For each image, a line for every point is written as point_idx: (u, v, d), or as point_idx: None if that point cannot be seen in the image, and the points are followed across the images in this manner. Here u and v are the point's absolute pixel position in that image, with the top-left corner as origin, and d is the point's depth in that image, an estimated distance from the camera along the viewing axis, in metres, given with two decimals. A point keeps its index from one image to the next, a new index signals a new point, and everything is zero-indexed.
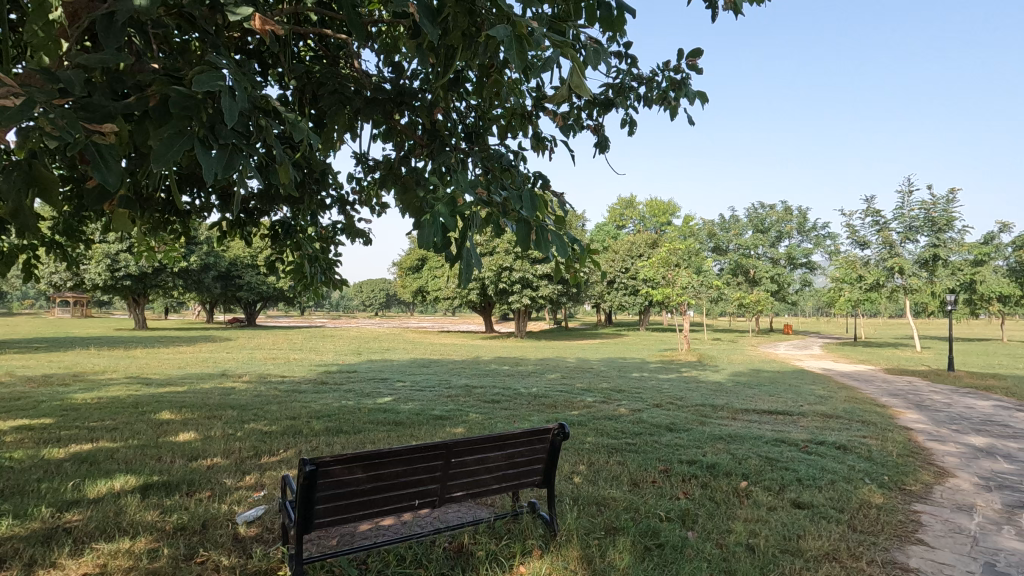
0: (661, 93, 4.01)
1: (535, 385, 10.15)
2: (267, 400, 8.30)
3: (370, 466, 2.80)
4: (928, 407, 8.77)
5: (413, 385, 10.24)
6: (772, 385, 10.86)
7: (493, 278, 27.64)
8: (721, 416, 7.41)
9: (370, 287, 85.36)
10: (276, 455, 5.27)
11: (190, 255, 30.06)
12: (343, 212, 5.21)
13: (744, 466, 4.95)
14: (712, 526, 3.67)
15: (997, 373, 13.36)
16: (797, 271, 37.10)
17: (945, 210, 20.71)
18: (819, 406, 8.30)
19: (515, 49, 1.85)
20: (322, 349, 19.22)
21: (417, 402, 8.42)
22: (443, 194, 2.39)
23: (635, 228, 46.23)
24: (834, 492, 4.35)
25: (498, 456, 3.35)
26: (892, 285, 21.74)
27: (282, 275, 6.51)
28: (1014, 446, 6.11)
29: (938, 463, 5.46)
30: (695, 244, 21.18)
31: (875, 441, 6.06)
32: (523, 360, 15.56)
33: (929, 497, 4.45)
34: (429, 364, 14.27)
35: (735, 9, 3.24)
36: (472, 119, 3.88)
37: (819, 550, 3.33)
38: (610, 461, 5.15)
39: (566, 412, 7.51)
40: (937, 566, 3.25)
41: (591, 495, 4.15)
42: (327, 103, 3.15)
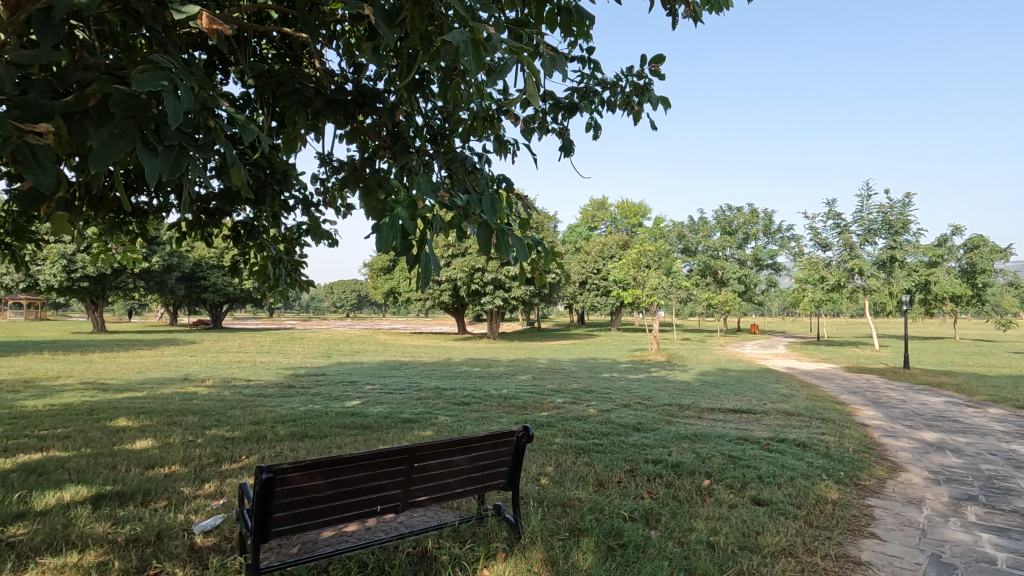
0: (625, 97, 4.06)
1: (505, 387, 10.14)
2: (230, 404, 8.10)
3: (330, 472, 2.76)
4: (884, 404, 9.08)
5: (383, 388, 10.12)
6: (736, 384, 11.11)
7: (465, 280, 27.58)
8: (687, 415, 7.53)
9: (341, 289, 84.26)
10: (238, 462, 5.15)
11: (151, 256, 29.11)
12: (307, 214, 5.12)
13: (707, 465, 5.05)
14: (674, 524, 3.74)
15: (949, 370, 13.89)
16: (763, 272, 38.00)
17: (901, 213, 21.48)
18: (781, 404, 8.51)
19: (472, 54, 1.87)
20: (290, 352, 18.86)
21: (386, 405, 8.33)
22: (403, 196, 2.37)
23: (607, 229, 46.72)
24: (793, 488, 4.47)
25: (462, 460, 3.34)
26: (852, 286, 22.43)
27: (246, 276, 6.35)
28: (962, 441, 6.39)
29: (891, 458, 5.66)
30: (664, 246, 21.48)
31: (833, 438, 6.25)
32: (495, 362, 15.54)
33: (882, 492, 4.61)
34: (400, 367, 14.13)
35: (695, 17, 3.29)
36: (437, 122, 3.88)
37: (775, 546, 3.42)
38: (578, 461, 5.19)
39: (535, 413, 7.53)
40: (886, 558, 3.37)
41: (557, 496, 4.18)
42: (287, 103, 3.10)
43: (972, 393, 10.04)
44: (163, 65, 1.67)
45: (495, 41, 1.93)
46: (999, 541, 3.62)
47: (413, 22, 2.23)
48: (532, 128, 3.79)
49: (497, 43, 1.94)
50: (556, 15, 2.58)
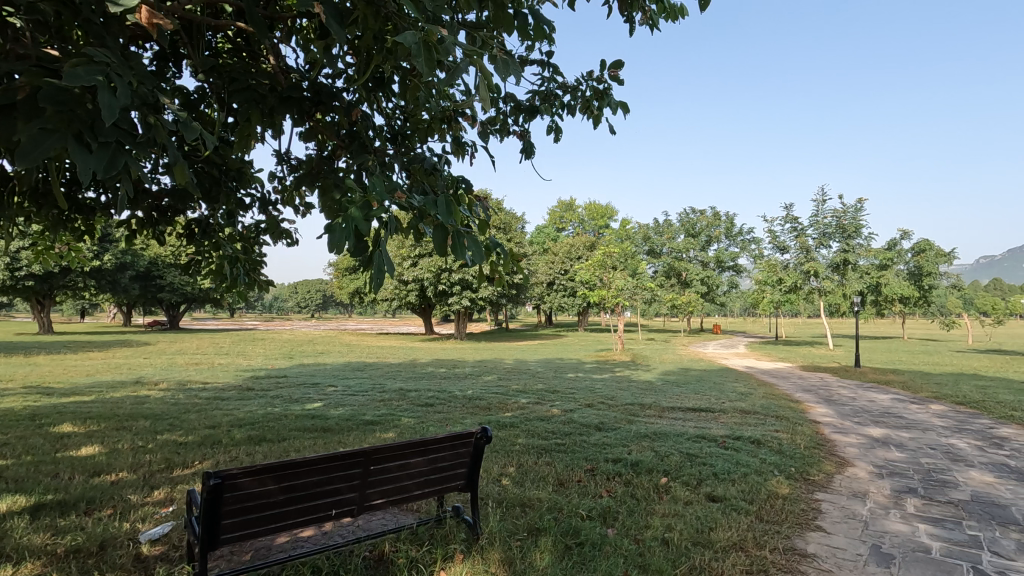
0: (585, 102, 4.12)
1: (470, 388, 10.12)
2: (185, 408, 7.85)
3: (282, 477, 2.71)
4: (835, 402, 9.45)
5: (345, 390, 9.96)
6: (697, 383, 11.37)
7: (432, 280, 27.41)
8: (648, 414, 7.67)
9: (306, 289, 82.60)
10: (191, 468, 4.99)
11: (103, 254, 27.88)
12: (265, 212, 5.02)
13: (665, 463, 5.15)
14: (631, 522, 3.79)
15: (896, 369, 14.52)
16: (725, 274, 38.98)
17: (854, 218, 22.39)
18: (739, 403, 8.75)
19: (423, 57, 1.87)
20: (250, 353, 18.35)
21: (348, 407, 8.19)
22: (358, 196, 2.33)
23: (574, 231, 47.17)
24: (746, 484, 4.61)
25: (420, 462, 3.32)
26: (808, 287, 23.26)
27: (200, 275, 6.15)
28: (905, 436, 6.69)
29: (839, 454, 5.90)
30: (630, 247, 21.81)
31: (786, 435, 6.47)
32: (461, 363, 15.50)
33: (830, 486, 4.81)
34: (364, 368, 13.92)
35: (652, 24, 3.36)
36: (397, 122, 3.86)
37: (726, 541, 3.52)
38: (539, 461, 5.24)
39: (499, 414, 7.53)
40: (831, 550, 3.50)
41: (517, 497, 4.20)
42: (239, 100, 3.00)
43: (917, 390, 10.52)
44: (97, 60, 1.61)
45: (447, 44, 1.93)
46: (935, 531, 3.81)
47: (366, 20, 2.21)
48: (493, 131, 3.81)
49: (451, 46, 1.94)
50: (513, 19, 2.61)
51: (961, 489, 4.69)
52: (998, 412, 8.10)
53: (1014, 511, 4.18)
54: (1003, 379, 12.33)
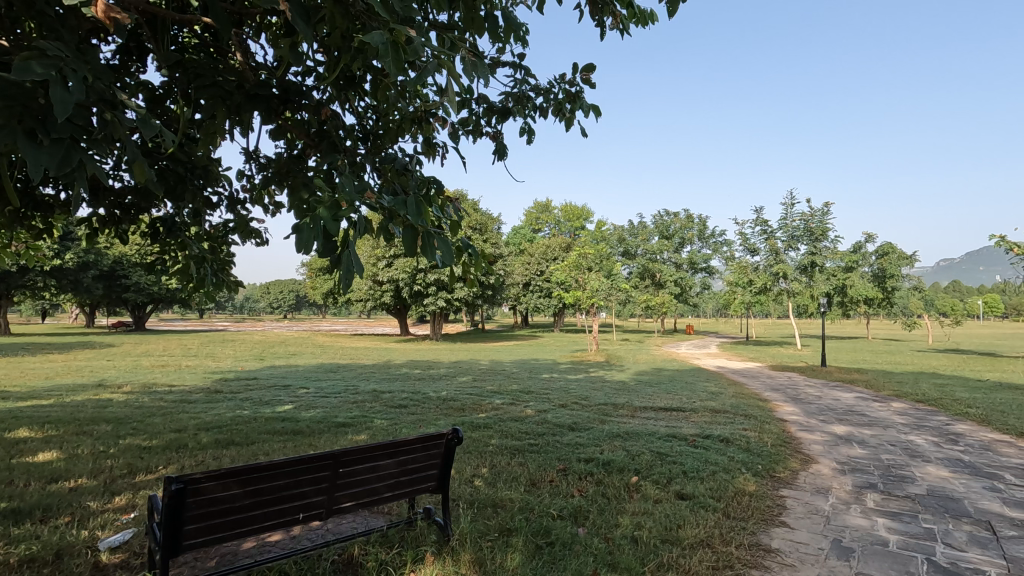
0: (558, 104, 4.15)
1: (445, 389, 10.08)
2: (150, 412, 7.64)
3: (247, 481, 2.66)
4: (802, 400, 9.69)
5: (317, 391, 9.82)
6: (669, 383, 11.52)
7: (407, 280, 27.19)
8: (621, 414, 7.76)
9: (279, 290, 81.19)
10: (154, 473, 4.87)
11: (64, 253, 26.93)
12: (233, 211, 4.92)
13: (636, 462, 5.21)
14: (601, 521, 3.84)
15: (860, 369, 14.94)
16: (697, 275, 39.61)
17: (821, 221, 23.02)
18: (709, 402, 8.91)
19: (391, 57, 1.86)
20: (220, 355, 17.93)
21: (320, 409, 8.08)
22: (327, 196, 2.30)
23: (551, 232, 47.42)
24: (714, 482, 4.70)
25: (391, 464, 3.31)
26: (777, 288, 23.82)
27: (166, 276, 5.98)
28: (868, 433, 6.91)
29: (805, 451, 6.06)
30: (605, 249, 21.98)
31: (753, 433, 6.62)
32: (436, 364, 15.46)
33: (795, 483, 4.94)
34: (338, 369, 13.74)
35: (622, 29, 3.40)
36: (369, 122, 3.83)
37: (694, 538, 3.58)
38: (511, 462, 5.24)
39: (473, 415, 7.52)
40: (794, 545, 3.60)
41: (488, 498, 4.20)
42: (203, 96, 2.92)
43: (879, 389, 10.85)
44: (50, 53, 1.56)
45: (415, 45, 1.93)
46: (892, 524, 3.94)
47: (333, 19, 2.19)
48: (466, 132, 3.81)
49: (420, 48, 1.94)
50: (483, 22, 2.63)
51: (918, 484, 4.87)
52: (954, 410, 8.41)
53: (966, 504, 4.36)
54: (960, 378, 12.80)
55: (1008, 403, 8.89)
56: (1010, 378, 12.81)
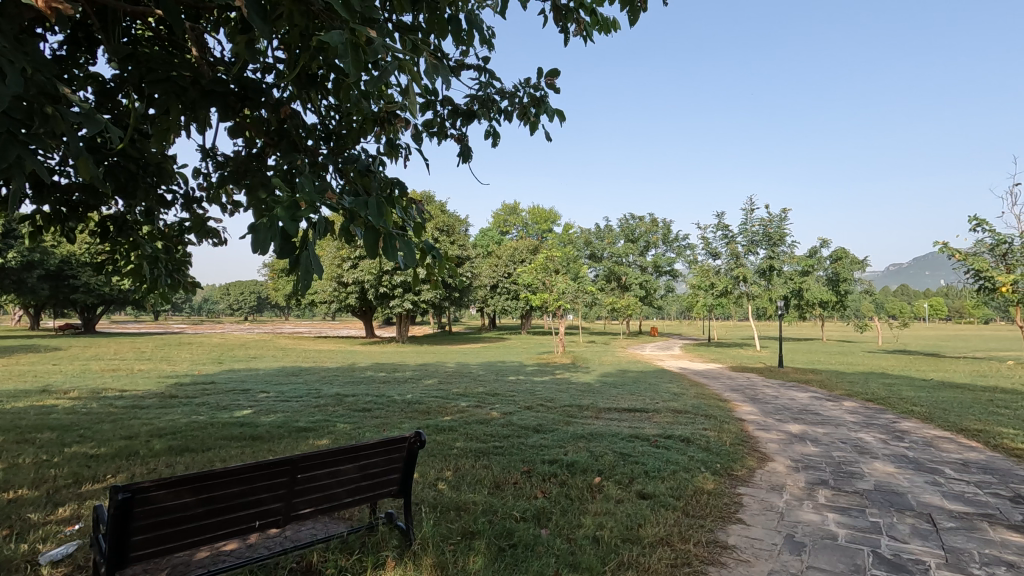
0: (523, 108, 4.18)
1: (410, 392, 9.98)
2: (98, 418, 7.31)
3: (200, 488, 2.58)
4: (760, 400, 9.99)
5: (278, 396, 9.58)
6: (633, 384, 11.69)
7: (373, 282, 26.77)
8: (585, 415, 7.85)
9: (239, 291, 78.90)
10: (102, 482, 4.67)
11: (5, 252, 25.48)
12: (189, 211, 4.77)
13: (599, 463, 5.28)
14: (564, 522, 3.87)
15: (815, 369, 15.48)
16: (662, 278, 40.35)
17: (779, 227, 23.77)
18: (672, 403, 9.08)
19: (350, 57, 1.85)
20: (175, 359, 17.29)
21: (281, 414, 7.89)
22: (285, 196, 2.25)
23: (518, 234, 47.58)
24: (674, 481, 4.80)
25: (351, 469, 3.26)
26: (738, 291, 24.50)
27: (116, 277, 5.72)
28: (820, 432, 7.17)
29: (761, 449, 6.25)
30: (571, 252, 22.18)
31: (713, 433, 6.79)
32: (401, 366, 15.28)
33: (751, 480, 5.08)
34: (299, 373, 13.43)
35: (585, 36, 3.45)
36: (331, 122, 3.78)
37: (653, 537, 3.64)
38: (476, 465, 5.23)
39: (439, 418, 7.47)
40: (749, 541, 3.70)
41: (451, 501, 4.18)
42: (157, 91, 2.82)
43: (832, 389, 11.28)
44: None
45: (375, 46, 1.92)
46: (841, 519, 4.10)
47: (292, 16, 2.16)
48: (430, 134, 3.80)
49: (380, 48, 1.93)
50: (447, 24, 2.64)
51: (866, 479, 5.09)
52: (900, 408, 8.82)
53: (910, 497, 4.57)
54: (907, 377, 13.41)
55: (949, 401, 9.39)
56: (952, 377, 13.50)
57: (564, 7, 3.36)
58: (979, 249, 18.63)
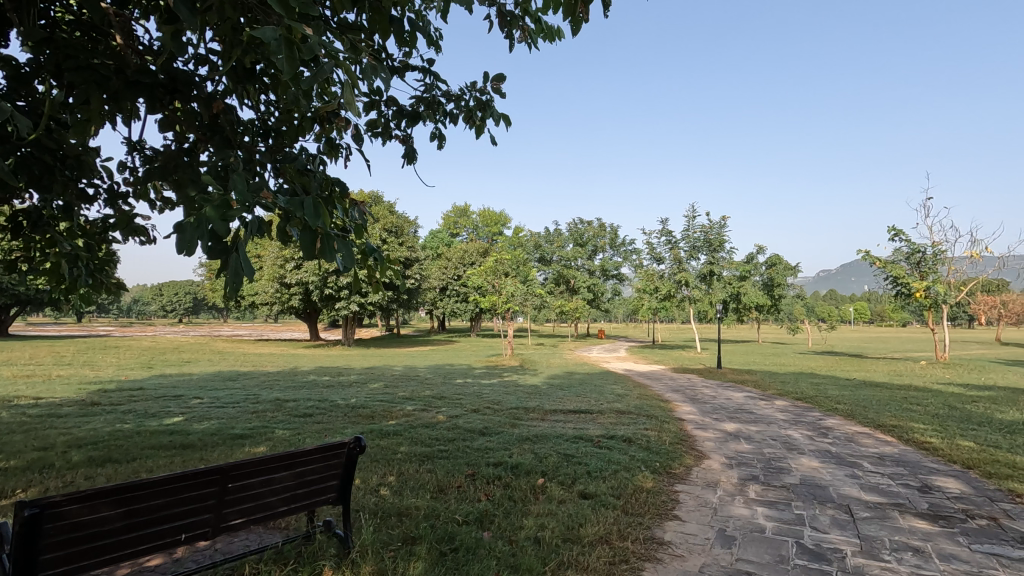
0: (468, 110, 4.19)
1: (354, 396, 9.76)
2: (8, 429, 6.74)
3: (122, 501, 2.43)
4: (698, 400, 10.37)
5: (213, 402, 9.14)
6: (580, 386, 11.89)
7: (318, 284, 26.00)
8: (531, 418, 7.92)
9: (172, 292, 74.82)
10: (9, 498, 4.31)
11: None
12: (114, 206, 4.49)
13: (543, 464, 5.34)
14: (507, 524, 3.89)
15: (750, 370, 16.23)
16: (609, 282, 41.19)
17: (719, 233, 24.78)
18: (616, 404, 9.30)
19: (285, 54, 1.79)
20: (99, 364, 16.21)
21: (215, 421, 7.54)
22: (216, 195, 2.16)
23: (469, 236, 47.50)
24: (615, 480, 4.91)
25: (286, 477, 3.15)
26: (680, 295, 25.37)
27: (29, 275, 5.30)
28: (753, 429, 7.53)
29: (698, 448, 6.51)
30: (520, 255, 22.32)
31: (653, 432, 7.01)
32: (346, 370, 14.91)
33: (688, 478, 5.28)
34: (237, 377, 12.87)
35: (530, 43, 3.49)
36: (269, 118, 3.66)
37: (594, 536, 3.72)
38: (419, 469, 5.18)
39: (383, 423, 7.34)
40: (684, 536, 3.84)
41: (393, 507, 4.12)
42: (75, 79, 2.63)
43: (766, 388, 11.85)
44: None
45: (311, 44, 1.88)
46: (769, 512, 4.32)
47: (223, 8, 2.08)
48: (374, 133, 3.75)
49: (314, 46, 1.89)
50: (390, 24, 2.62)
51: (793, 474, 5.38)
52: (826, 406, 9.38)
53: (831, 490, 4.87)
54: (833, 377, 14.26)
55: (868, 399, 10.06)
56: (872, 377, 14.48)
57: (509, 14, 3.40)
58: (897, 257, 20.04)
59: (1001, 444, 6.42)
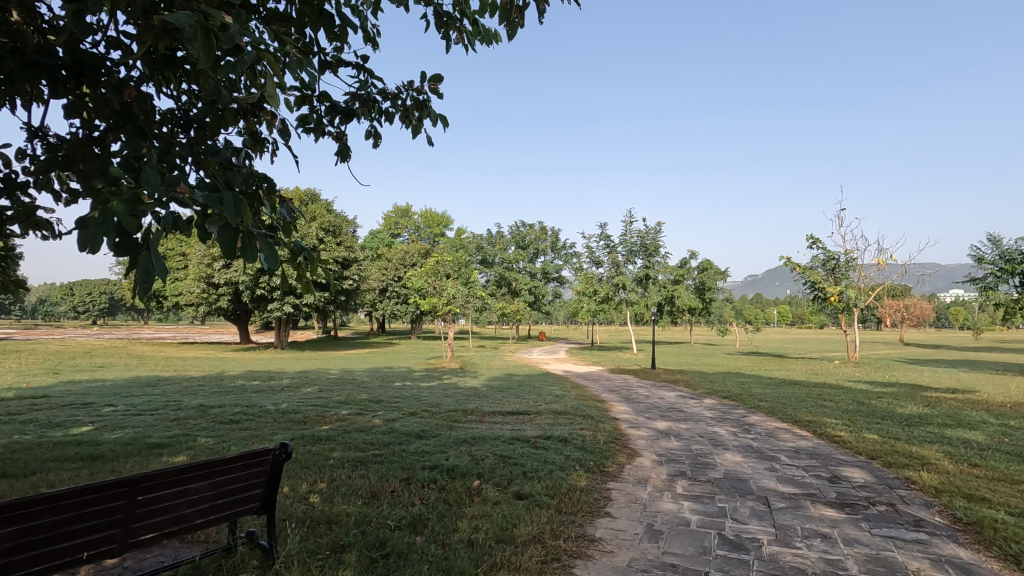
0: (405, 110, 4.14)
1: (285, 401, 9.39)
2: None
3: (14, 518, 2.23)
4: (633, 400, 10.69)
5: (128, 409, 8.54)
6: (519, 387, 11.96)
7: (248, 284, 24.79)
8: (469, 420, 7.90)
9: (85, 291, 69.26)
10: None
11: None
12: (11, 198, 4.11)
13: (479, 466, 5.33)
14: (440, 527, 3.86)
15: (682, 370, 16.88)
16: (550, 284, 41.63)
17: (654, 238, 25.66)
18: (553, 405, 9.44)
19: (200, 41, 1.70)
20: None
21: (129, 429, 7.03)
22: (126, 189, 2.01)
23: (410, 237, 46.84)
24: (550, 480, 4.98)
25: (204, 486, 2.98)
26: (618, 298, 26.05)
27: None
28: (683, 427, 7.85)
29: (631, 445, 6.71)
30: (462, 257, 22.22)
31: (588, 432, 7.17)
32: (278, 374, 14.32)
33: (620, 475, 5.43)
34: (156, 383, 12.05)
35: (467, 45, 3.49)
36: (192, 109, 3.48)
37: (527, 535, 3.76)
38: (352, 475, 5.05)
39: (315, 428, 7.09)
40: (614, 532, 3.95)
41: (322, 515, 3.99)
42: None
43: (697, 388, 12.33)
44: None
45: (230, 32, 1.80)
46: (694, 507, 4.51)
47: None
48: (305, 129, 3.64)
49: (234, 34, 1.80)
50: (320, 18, 2.56)
51: (717, 469, 5.65)
52: (750, 403, 9.90)
53: (752, 483, 5.15)
54: (757, 376, 15.06)
55: (787, 396, 10.70)
56: (793, 375, 15.41)
57: (446, 15, 3.39)
58: (815, 263, 21.45)
59: (901, 436, 6.99)
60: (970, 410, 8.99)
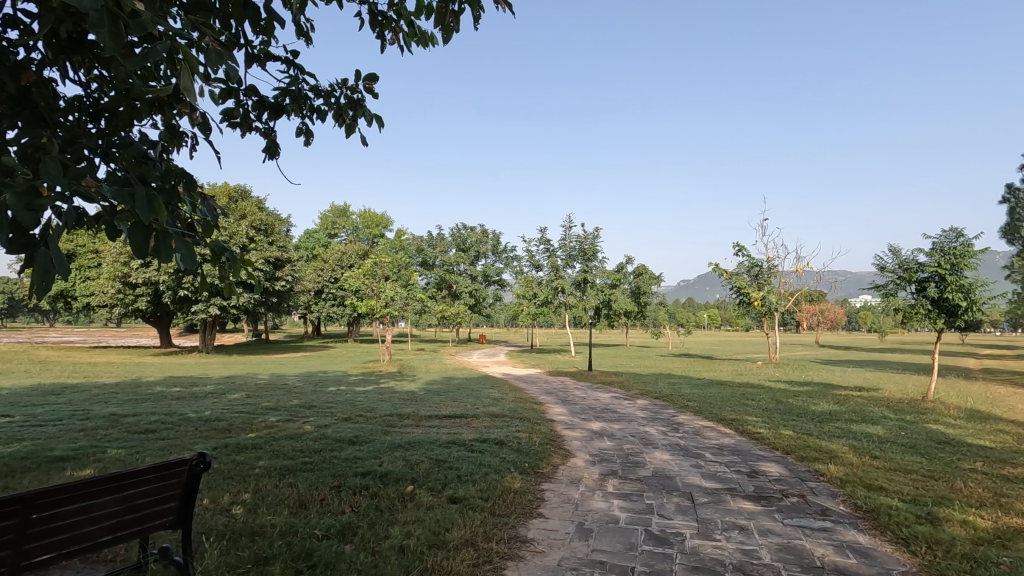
0: (339, 108, 4.05)
1: (209, 408, 8.89)
2: None
3: None
4: (569, 402, 10.86)
5: (27, 420, 7.81)
6: (457, 391, 11.91)
7: (170, 285, 23.28)
8: (404, 424, 7.79)
9: None
10: None
11: None
12: None
13: (413, 471, 5.27)
14: (370, 535, 3.78)
15: (618, 372, 17.33)
16: (490, 287, 41.65)
17: (592, 243, 26.27)
18: (491, 408, 9.47)
19: (107, 27, 1.60)
20: None
21: (28, 442, 6.44)
22: (20, 180, 1.85)
23: (348, 237, 45.64)
24: (484, 483, 4.99)
25: (111, 501, 2.78)
26: (556, 301, 26.43)
27: None
28: (615, 427, 8.08)
29: (565, 446, 6.84)
30: (401, 259, 21.86)
31: (524, 434, 7.24)
32: (202, 380, 13.55)
33: (553, 476, 5.52)
34: (62, 391, 11.09)
35: (402, 45, 3.46)
36: (104, 97, 3.26)
37: (459, 539, 3.75)
38: (279, 484, 4.85)
39: (241, 436, 6.77)
40: (546, 532, 4.01)
41: (245, 526, 3.81)
42: None
43: (631, 389, 12.69)
44: None
45: (141, 20, 1.71)
46: (624, 504, 4.66)
47: None
48: (231, 124, 3.49)
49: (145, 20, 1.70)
50: (243, 10, 2.46)
51: (646, 467, 5.85)
52: (679, 403, 10.31)
53: (678, 480, 5.37)
54: (687, 377, 15.70)
55: (714, 396, 11.22)
56: (720, 376, 16.19)
57: (380, 15, 3.36)
58: (741, 270, 22.61)
59: (813, 431, 7.52)
60: (873, 407, 9.79)
